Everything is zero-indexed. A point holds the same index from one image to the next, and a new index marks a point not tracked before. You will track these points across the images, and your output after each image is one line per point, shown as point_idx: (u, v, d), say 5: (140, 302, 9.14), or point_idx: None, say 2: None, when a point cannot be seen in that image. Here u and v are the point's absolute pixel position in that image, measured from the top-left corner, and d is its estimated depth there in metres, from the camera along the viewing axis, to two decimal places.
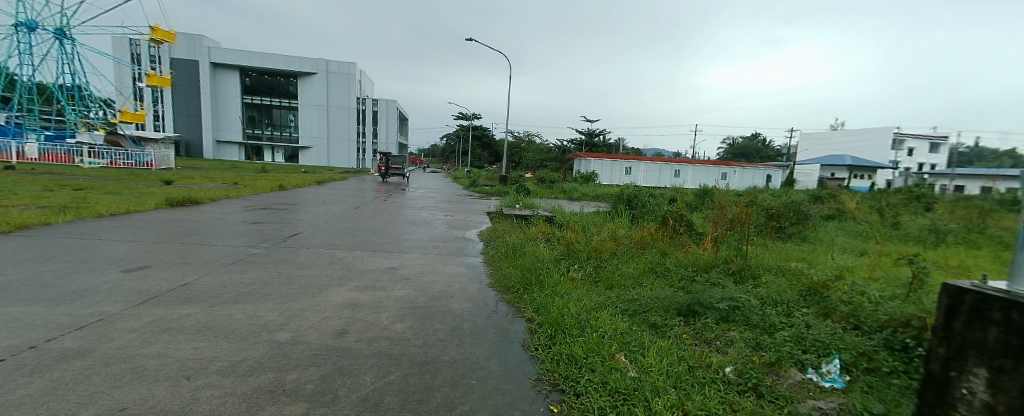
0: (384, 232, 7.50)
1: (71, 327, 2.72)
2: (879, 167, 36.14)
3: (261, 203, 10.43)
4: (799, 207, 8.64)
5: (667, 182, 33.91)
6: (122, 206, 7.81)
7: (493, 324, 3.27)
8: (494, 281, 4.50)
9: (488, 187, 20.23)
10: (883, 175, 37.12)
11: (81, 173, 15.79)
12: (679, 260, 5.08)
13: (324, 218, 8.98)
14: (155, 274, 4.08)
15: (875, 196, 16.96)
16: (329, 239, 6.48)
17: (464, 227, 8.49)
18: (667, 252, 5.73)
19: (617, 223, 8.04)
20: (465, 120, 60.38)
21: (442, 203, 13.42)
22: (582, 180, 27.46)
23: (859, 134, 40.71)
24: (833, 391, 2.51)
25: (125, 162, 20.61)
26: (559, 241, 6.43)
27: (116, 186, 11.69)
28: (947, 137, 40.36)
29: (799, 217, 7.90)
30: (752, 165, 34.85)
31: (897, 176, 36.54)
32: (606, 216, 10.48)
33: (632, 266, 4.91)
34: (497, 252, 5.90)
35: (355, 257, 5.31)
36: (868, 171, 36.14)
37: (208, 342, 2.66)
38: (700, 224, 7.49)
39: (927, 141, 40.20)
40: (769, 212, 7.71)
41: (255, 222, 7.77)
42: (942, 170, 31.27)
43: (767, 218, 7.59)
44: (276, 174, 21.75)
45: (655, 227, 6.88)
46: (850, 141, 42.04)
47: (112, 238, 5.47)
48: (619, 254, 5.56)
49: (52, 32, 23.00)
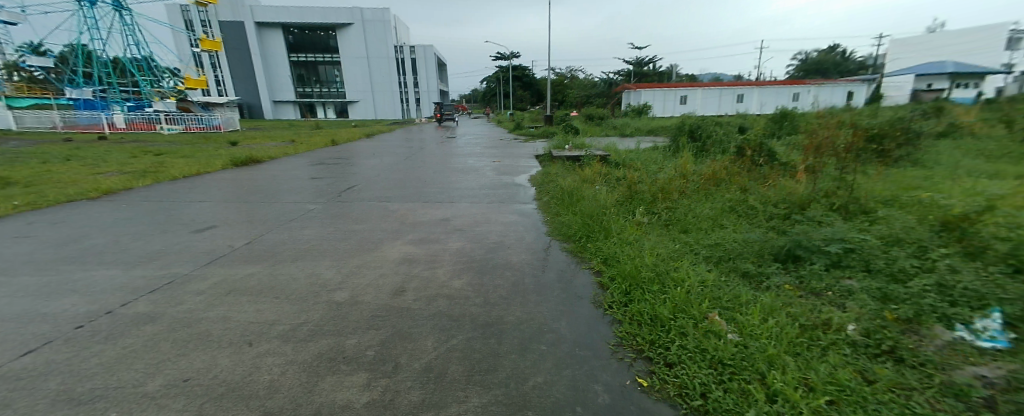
0: (435, 181, 7.35)
1: (145, 290, 2.78)
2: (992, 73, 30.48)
3: (316, 159, 10.66)
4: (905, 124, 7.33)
5: (728, 109, 30.96)
6: (193, 168, 8.22)
7: (557, 279, 2.98)
8: (552, 229, 4.17)
9: (533, 129, 19.56)
10: (994, 82, 31.43)
11: (161, 140, 17.12)
12: (765, 196, 4.51)
13: (375, 170, 8.97)
14: (221, 233, 4.17)
15: (990, 107, 14.34)
16: (382, 191, 6.41)
17: (513, 172, 8.16)
18: (747, 188, 5.10)
19: (681, 158, 7.33)
20: (505, 60, 57.88)
21: (489, 148, 13.02)
22: (633, 114, 25.80)
23: (968, 33, 34.25)
24: (997, 354, 1.97)
25: (198, 127, 22.01)
26: (618, 181, 5.92)
27: (189, 149, 12.45)
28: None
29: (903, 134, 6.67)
30: (829, 81, 30.66)
31: (1013, 82, 30.76)
32: (664, 152, 9.60)
33: (708, 206, 4.44)
34: (551, 197, 5.51)
35: (407, 210, 5.18)
36: (976, 78, 30.66)
37: (270, 304, 2.59)
38: (783, 152, 6.57)
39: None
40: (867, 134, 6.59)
41: (313, 177, 7.91)
42: None
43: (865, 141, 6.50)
44: (329, 130, 22.38)
45: (729, 160, 6.13)
46: (955, 43, 35.48)
47: (183, 200, 5.71)
48: (689, 193, 5.02)
49: (111, 4, 24.15)
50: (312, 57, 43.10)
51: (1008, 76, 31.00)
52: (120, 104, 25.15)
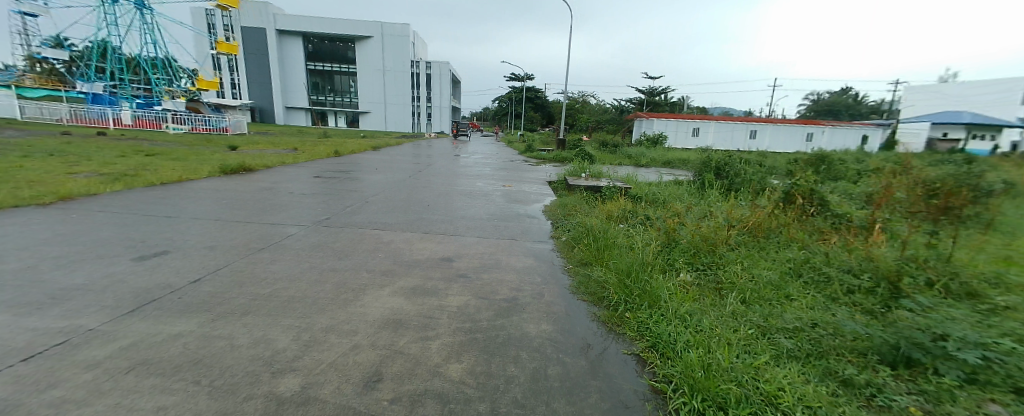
0: (439, 206, 6.59)
1: (19, 357, 2.00)
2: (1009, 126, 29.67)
3: (314, 170, 9.97)
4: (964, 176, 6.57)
5: (740, 145, 30.33)
6: (176, 175, 7.50)
7: (592, 374, 2.19)
8: (579, 283, 3.42)
9: (545, 152, 19.01)
10: (1010, 135, 30.70)
11: (163, 139, 16.67)
12: (836, 262, 3.84)
13: (376, 188, 8.27)
14: (170, 261, 3.38)
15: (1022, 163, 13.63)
16: (379, 216, 5.63)
17: (527, 201, 7.43)
18: (806, 246, 4.42)
19: (715, 202, 6.63)
20: (519, 81, 58.41)
21: (498, 170, 12.29)
22: (647, 144, 25.25)
23: (984, 85, 33.84)
24: None
25: (205, 128, 21.73)
26: (650, 222, 5.22)
27: (184, 151, 11.82)
28: None
29: (1000, 179, 5.62)
30: (844, 123, 30.13)
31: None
32: (688, 189, 8.88)
33: (769, 270, 3.77)
34: (573, 236, 4.77)
35: (403, 243, 4.39)
36: (992, 131, 29.91)
37: (180, 397, 1.79)
38: (837, 202, 5.86)
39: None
40: None
41: (305, 192, 7.17)
42: None
43: None
44: (336, 140, 21.94)
45: (777, 208, 5.48)
46: (971, 95, 35.06)
47: (148, 213, 4.93)
48: (739, 247, 4.31)
49: (133, 2, 24.29)
50: (329, 66, 43.38)
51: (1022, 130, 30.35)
52: (129, 101, 24.95)
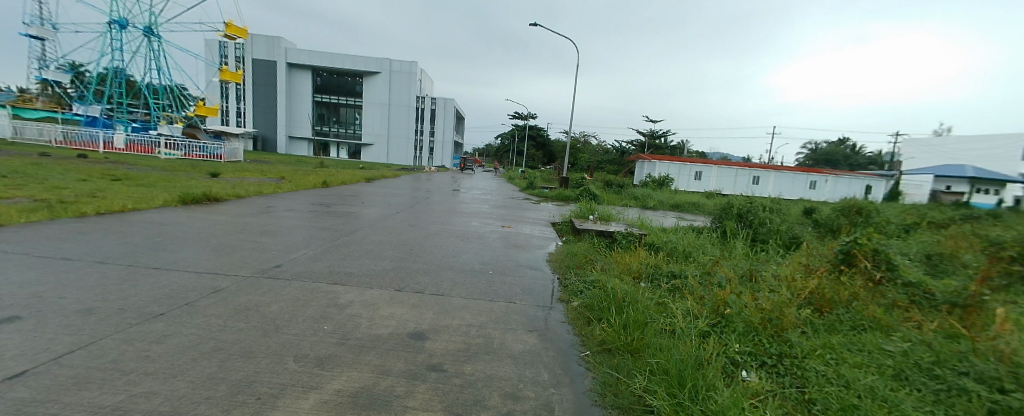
0: (425, 251, 5.54)
1: None
2: (1013, 181, 29.08)
3: (293, 202, 9.01)
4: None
5: (743, 190, 29.65)
6: (123, 203, 6.51)
7: None
8: (610, 389, 2.41)
9: (546, 190, 18.21)
10: (1014, 191, 30.11)
11: (146, 163, 15.84)
12: (953, 361, 2.83)
13: (358, 224, 7.27)
14: (7, 337, 2.31)
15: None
16: (347, 263, 4.57)
17: (527, 246, 6.41)
18: (894, 331, 3.43)
19: (752, 261, 5.63)
20: (522, 120, 59.19)
21: (497, 208, 11.37)
22: (653, 185, 24.60)
23: (982, 141, 33.82)
24: None
25: (198, 154, 21.03)
26: (685, 285, 4.23)
27: (157, 177, 10.94)
28: None
29: None
30: (847, 172, 29.65)
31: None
32: (707, 239, 7.92)
33: (866, 373, 2.77)
34: (591, 300, 3.73)
35: (364, 307, 3.31)
36: (998, 185, 29.24)
37: None
38: (905, 266, 4.84)
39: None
40: (1003, 247, 4.92)
41: (270, 228, 6.14)
42: None
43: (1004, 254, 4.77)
44: (331, 170, 21.16)
45: (835, 274, 4.57)
46: (968, 149, 35.11)
47: (46, 253, 3.89)
48: (809, 331, 3.33)
49: (141, 30, 24.29)
50: (335, 99, 43.69)
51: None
52: (124, 124, 24.45)
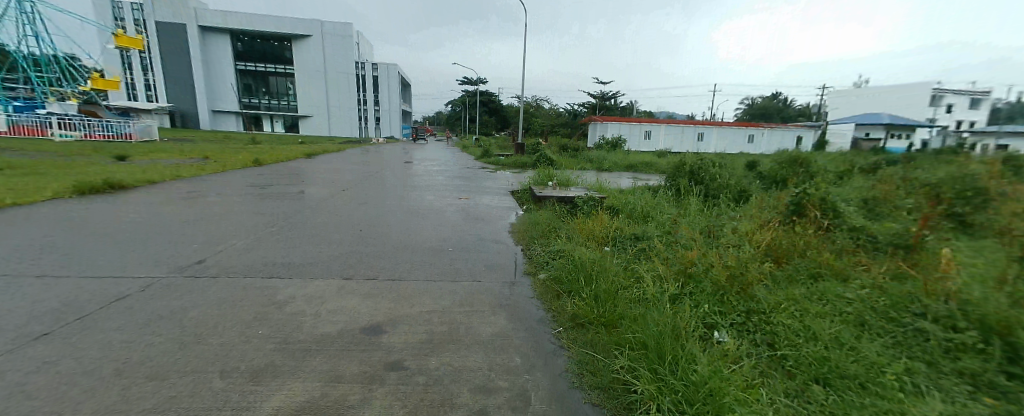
0: (377, 231, 5.11)
1: None
2: (918, 127, 32.28)
3: (222, 185, 8.09)
4: (955, 174, 6.03)
5: (689, 147, 30.80)
6: (0, 198, 5.47)
7: None
8: (587, 369, 2.24)
9: (502, 157, 17.85)
10: (919, 135, 33.47)
11: (37, 148, 13.64)
12: (907, 305, 2.92)
13: (299, 206, 6.63)
14: None
15: (942, 153, 14.22)
16: (287, 252, 4.08)
17: (488, 218, 6.14)
18: (848, 277, 3.53)
19: (710, 219, 5.69)
20: (473, 85, 57.40)
21: (452, 179, 10.91)
22: (607, 147, 24.89)
23: (894, 92, 37.06)
24: None
25: (103, 134, 18.49)
26: (650, 247, 4.14)
27: (51, 164, 9.43)
28: (988, 93, 37.21)
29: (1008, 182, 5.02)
30: (781, 125, 31.53)
31: (934, 135, 32.77)
32: (663, 197, 8.01)
33: (832, 322, 2.79)
34: (559, 271, 3.54)
35: (310, 302, 2.93)
36: (905, 131, 32.37)
37: None
38: (850, 212, 5.04)
39: (967, 97, 37.14)
40: (933, 188, 5.24)
41: (194, 218, 5.41)
42: (986, 129, 28.09)
43: (935, 195, 5.07)
44: (267, 147, 19.43)
45: (789, 225, 4.67)
46: (882, 100, 38.38)
47: None
48: (773, 285, 3.33)
49: None
50: (265, 68, 39.78)
51: (930, 130, 33.04)
52: (3, 103, 20.79)
